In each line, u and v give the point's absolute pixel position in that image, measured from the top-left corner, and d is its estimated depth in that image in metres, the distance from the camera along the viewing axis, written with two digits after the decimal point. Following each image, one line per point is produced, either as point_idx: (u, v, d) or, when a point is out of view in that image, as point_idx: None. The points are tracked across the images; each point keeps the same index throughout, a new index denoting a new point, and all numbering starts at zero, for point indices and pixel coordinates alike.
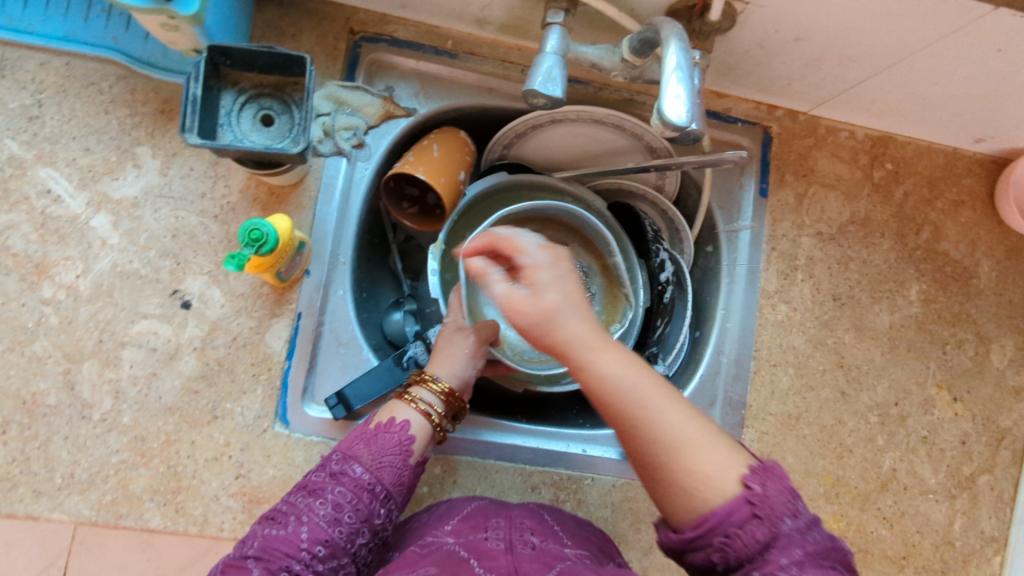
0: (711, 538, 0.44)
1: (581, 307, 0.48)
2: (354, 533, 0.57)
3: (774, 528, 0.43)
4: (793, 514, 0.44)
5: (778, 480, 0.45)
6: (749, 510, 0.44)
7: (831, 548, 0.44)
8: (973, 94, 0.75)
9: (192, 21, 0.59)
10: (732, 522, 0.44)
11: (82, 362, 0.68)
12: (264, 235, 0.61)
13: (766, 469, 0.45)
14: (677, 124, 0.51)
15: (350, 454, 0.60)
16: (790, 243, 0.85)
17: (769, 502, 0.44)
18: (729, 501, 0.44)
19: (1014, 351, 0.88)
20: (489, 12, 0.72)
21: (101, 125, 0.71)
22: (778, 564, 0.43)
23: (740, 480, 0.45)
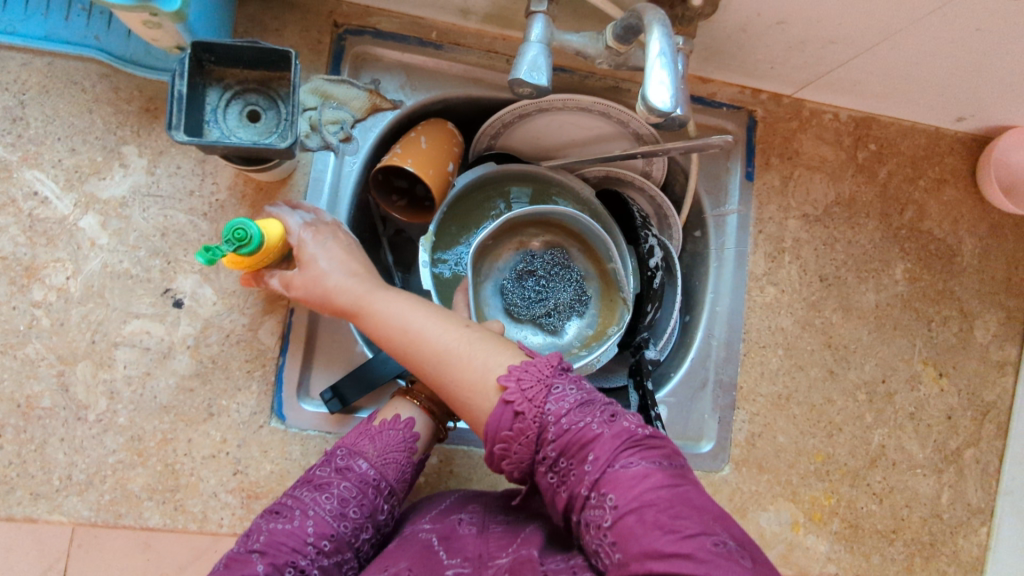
0: (497, 448, 0.53)
1: (335, 263, 0.63)
2: (358, 528, 0.60)
3: (539, 421, 0.52)
4: (556, 402, 0.52)
5: (534, 371, 0.54)
6: (511, 411, 0.52)
7: (607, 426, 0.51)
8: (954, 73, 0.76)
9: (174, 17, 0.58)
10: (503, 426, 0.53)
11: (76, 364, 0.68)
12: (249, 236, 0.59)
13: (520, 367, 0.54)
14: (662, 110, 0.51)
15: (355, 450, 0.63)
16: (776, 225, 0.85)
17: (523, 395, 0.53)
18: (495, 408, 0.53)
19: (997, 326, 0.90)
20: (473, 2, 0.72)
21: (86, 125, 0.70)
22: (582, 489, 0.50)
23: (500, 385, 0.54)
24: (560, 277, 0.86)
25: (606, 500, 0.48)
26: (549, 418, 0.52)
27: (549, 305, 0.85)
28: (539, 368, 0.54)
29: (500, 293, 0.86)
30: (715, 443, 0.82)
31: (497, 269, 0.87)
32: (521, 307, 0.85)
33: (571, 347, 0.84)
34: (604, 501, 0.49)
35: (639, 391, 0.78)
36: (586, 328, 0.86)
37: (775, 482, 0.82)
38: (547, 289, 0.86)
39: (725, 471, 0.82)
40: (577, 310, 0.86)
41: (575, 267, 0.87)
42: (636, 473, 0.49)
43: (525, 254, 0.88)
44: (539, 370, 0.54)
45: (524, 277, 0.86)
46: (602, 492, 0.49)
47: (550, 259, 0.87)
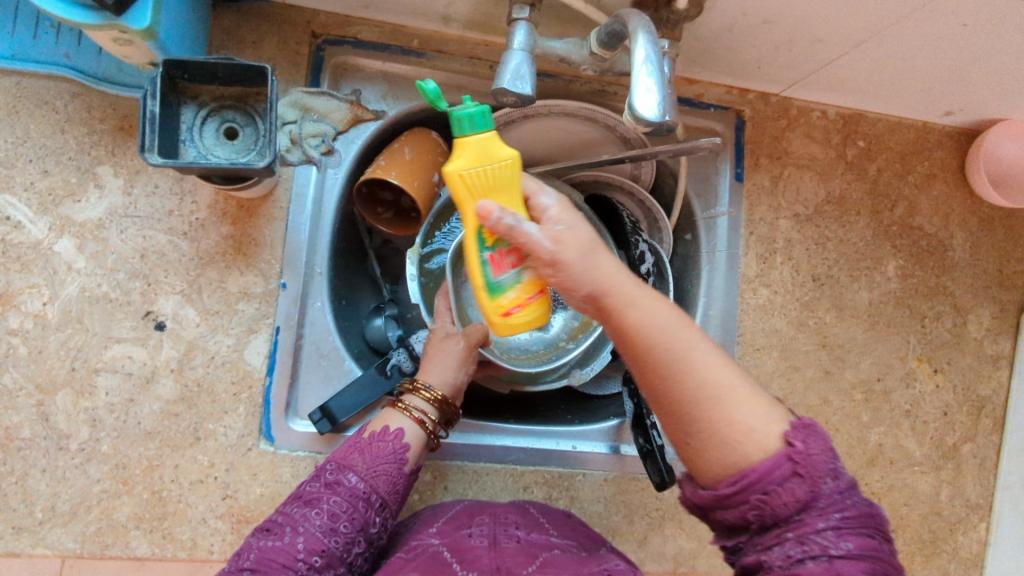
0: (749, 495, 0.45)
1: (602, 248, 0.49)
2: (350, 542, 0.56)
3: (815, 489, 0.44)
4: (833, 476, 0.45)
5: (817, 440, 0.46)
6: (791, 467, 0.45)
7: (873, 516, 0.45)
8: (942, 68, 0.75)
9: (145, 35, 0.56)
10: (772, 479, 0.45)
11: (56, 393, 0.66)
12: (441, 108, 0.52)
13: (804, 426, 0.46)
14: (649, 119, 0.50)
15: (344, 464, 0.59)
16: (768, 226, 0.85)
17: (808, 460, 0.45)
18: (772, 458, 0.45)
19: (990, 320, 0.90)
20: (454, 8, 0.71)
21: (58, 146, 0.68)
22: (816, 527, 0.44)
23: (784, 438, 0.46)
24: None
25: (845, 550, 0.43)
26: (822, 492, 0.44)
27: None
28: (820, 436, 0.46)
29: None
30: None
31: None
32: None
33: None
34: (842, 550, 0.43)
35: (633, 400, 0.76)
36: None
37: None
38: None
39: None
40: (561, 303, 0.84)
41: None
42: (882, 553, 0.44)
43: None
44: (824, 441, 0.46)
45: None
46: (840, 535, 0.43)
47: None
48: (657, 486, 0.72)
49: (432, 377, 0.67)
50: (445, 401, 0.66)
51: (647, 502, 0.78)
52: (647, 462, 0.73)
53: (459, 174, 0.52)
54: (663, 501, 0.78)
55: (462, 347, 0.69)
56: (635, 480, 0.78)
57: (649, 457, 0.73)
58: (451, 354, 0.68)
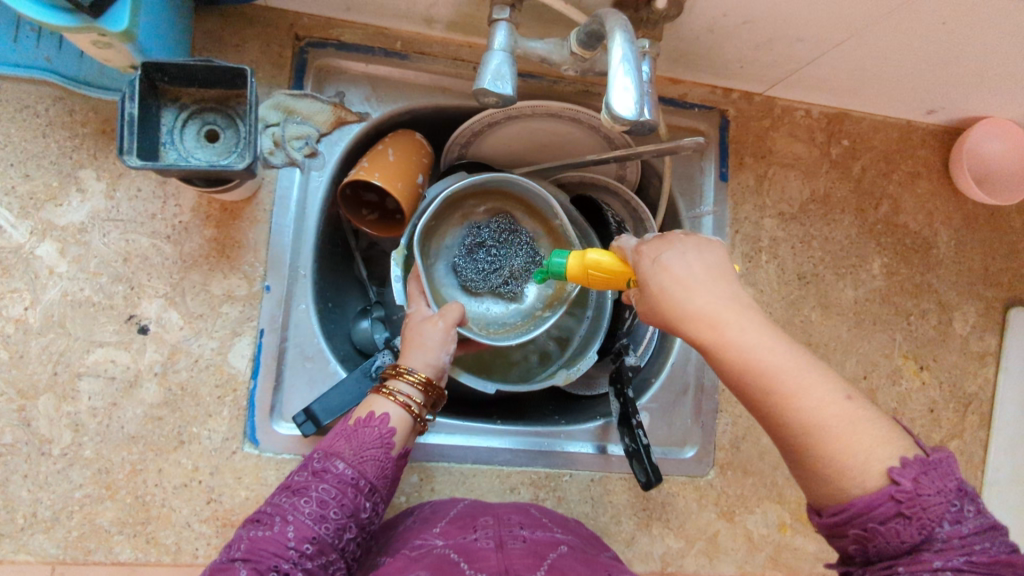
0: (849, 531, 0.42)
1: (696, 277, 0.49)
2: (341, 529, 0.55)
3: (926, 532, 0.40)
4: (954, 519, 0.40)
5: (938, 477, 0.41)
6: (894, 507, 0.40)
7: (1008, 562, 0.40)
8: (924, 66, 0.76)
9: (123, 37, 0.56)
10: (871, 517, 0.41)
11: (38, 398, 0.66)
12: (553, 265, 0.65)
13: (923, 462, 0.41)
14: (626, 118, 0.50)
15: (331, 450, 0.58)
16: (753, 225, 0.85)
17: (920, 502, 0.40)
18: (869, 493, 0.41)
19: (975, 317, 0.90)
20: (436, 10, 0.71)
21: (39, 150, 0.68)
22: (932, 566, 0.39)
23: (887, 474, 0.41)
24: (510, 243, 0.82)
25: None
26: (938, 532, 0.40)
27: (505, 273, 0.81)
28: (952, 466, 0.42)
29: (454, 271, 0.81)
30: (700, 447, 0.81)
31: (446, 247, 0.82)
32: (477, 281, 0.81)
33: (535, 311, 0.82)
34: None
35: (618, 400, 0.76)
36: (546, 287, 0.82)
37: (761, 485, 0.81)
38: (500, 258, 0.82)
39: (711, 475, 0.80)
40: (532, 273, 0.82)
41: (523, 229, 0.83)
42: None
43: (471, 227, 0.83)
44: (943, 478, 0.41)
45: (475, 250, 0.82)
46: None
47: (497, 226, 0.82)
48: (642, 485, 0.72)
49: (415, 362, 0.65)
50: (430, 383, 0.64)
51: (635, 501, 0.78)
52: (633, 461, 0.73)
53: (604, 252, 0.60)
54: (651, 501, 0.78)
55: (442, 327, 0.67)
56: (622, 480, 0.78)
57: (634, 456, 0.73)
58: (431, 335, 0.66)
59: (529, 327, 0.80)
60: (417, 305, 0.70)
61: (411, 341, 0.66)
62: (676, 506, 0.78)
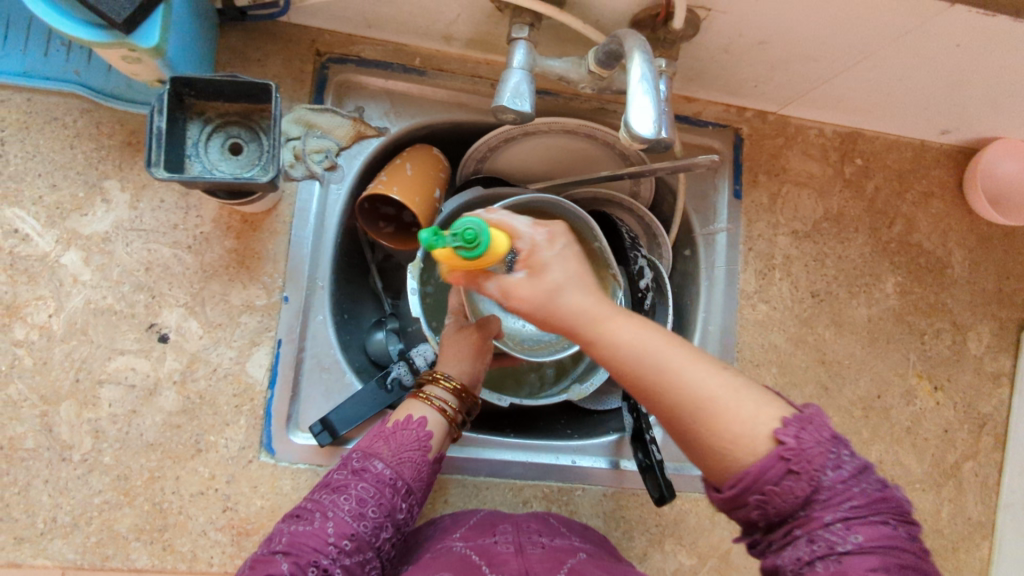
0: (747, 496, 0.44)
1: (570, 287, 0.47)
2: (379, 527, 0.56)
3: (814, 484, 0.42)
4: (835, 465, 0.43)
5: (813, 429, 0.44)
6: (784, 467, 0.43)
7: (882, 497, 0.43)
8: (937, 86, 0.76)
9: (154, 53, 0.58)
10: (766, 480, 0.43)
11: (60, 404, 0.67)
12: (478, 230, 0.46)
13: (798, 420, 0.44)
14: (646, 136, 0.52)
15: (370, 452, 0.60)
16: (767, 242, 0.85)
17: (806, 458, 0.43)
18: (763, 458, 0.43)
19: (990, 337, 0.90)
20: (455, 28, 0.72)
21: (67, 160, 0.69)
22: (823, 521, 0.42)
23: (772, 437, 0.44)
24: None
25: (852, 544, 0.42)
26: (823, 482, 0.43)
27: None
28: (817, 417, 0.45)
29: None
30: None
31: None
32: None
33: None
34: (850, 544, 0.42)
35: (632, 414, 0.76)
36: None
37: None
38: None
39: None
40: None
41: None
42: (894, 540, 0.42)
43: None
44: (819, 430, 0.44)
45: None
46: (847, 527, 0.42)
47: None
48: (656, 501, 0.72)
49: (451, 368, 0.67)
50: (466, 391, 0.66)
51: (648, 517, 0.78)
52: (647, 477, 0.73)
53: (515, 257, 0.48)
54: (663, 517, 0.78)
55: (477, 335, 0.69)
56: (635, 496, 0.78)
57: (648, 471, 0.73)
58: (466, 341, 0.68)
59: None
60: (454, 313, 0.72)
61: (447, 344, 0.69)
62: (688, 522, 0.78)
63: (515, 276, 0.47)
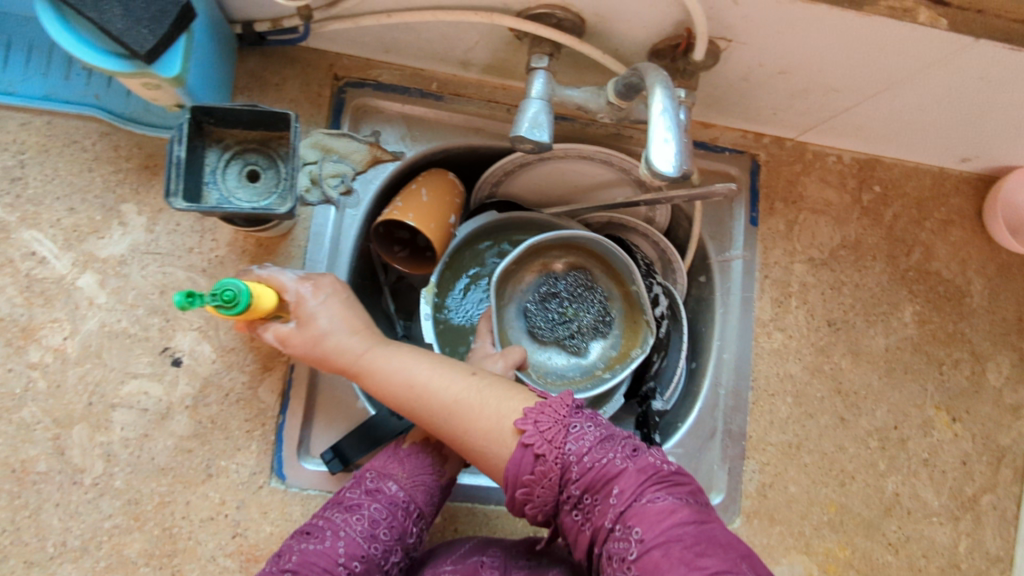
0: (516, 493, 0.54)
1: (329, 335, 0.60)
2: (389, 550, 0.58)
3: (560, 462, 0.52)
4: (577, 440, 0.52)
5: (550, 413, 0.54)
6: (531, 454, 0.53)
7: (626, 461, 0.52)
8: (959, 116, 0.75)
9: (174, 82, 0.58)
10: (523, 471, 0.53)
11: (72, 427, 0.67)
12: (236, 293, 0.54)
13: (536, 408, 0.54)
14: (667, 173, 0.51)
15: (385, 472, 0.62)
16: (782, 270, 0.84)
17: (544, 438, 0.53)
18: (514, 453, 0.53)
19: (1010, 368, 0.89)
20: (473, 54, 0.72)
21: (85, 184, 0.70)
22: (606, 529, 0.50)
23: (515, 430, 0.54)
24: (583, 299, 0.81)
25: (636, 540, 0.48)
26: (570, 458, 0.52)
27: (572, 327, 0.80)
28: (560, 405, 0.55)
29: (523, 315, 0.82)
30: (726, 494, 0.80)
31: (520, 291, 0.82)
32: (544, 330, 0.80)
33: (595, 369, 0.80)
34: (631, 538, 0.48)
35: None
36: (610, 349, 0.81)
37: (787, 534, 0.80)
38: (571, 312, 0.81)
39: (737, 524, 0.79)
40: (600, 332, 0.81)
41: (599, 287, 0.82)
42: (665, 510, 0.49)
43: (548, 276, 0.83)
44: (556, 411, 0.54)
45: (548, 299, 0.81)
46: (627, 526, 0.49)
47: (574, 280, 0.82)
48: None
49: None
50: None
51: None
52: None
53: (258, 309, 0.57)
54: None
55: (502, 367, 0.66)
56: None
57: None
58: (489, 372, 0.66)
59: (586, 384, 0.78)
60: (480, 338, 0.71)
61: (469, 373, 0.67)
62: None
63: (288, 325, 0.61)
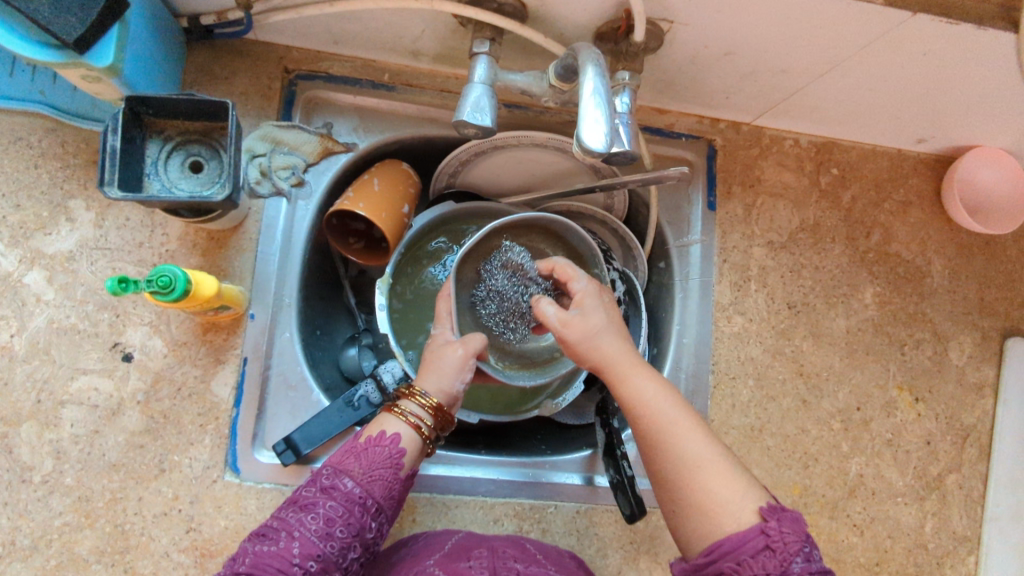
0: (720, 563, 0.48)
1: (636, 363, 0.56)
2: (347, 548, 0.53)
3: (784, 565, 0.46)
4: (806, 557, 0.47)
5: (795, 522, 0.48)
6: (762, 541, 0.47)
7: None
8: (908, 95, 0.75)
9: (110, 72, 0.58)
10: (743, 551, 0.47)
11: (20, 425, 0.66)
12: (173, 278, 0.57)
13: (784, 510, 0.49)
14: (597, 151, 0.51)
15: (341, 468, 0.56)
16: (741, 254, 0.84)
17: (783, 540, 0.47)
18: (743, 532, 0.48)
19: (972, 347, 0.89)
20: (421, 43, 0.72)
21: (32, 180, 0.69)
22: None
23: (755, 514, 0.48)
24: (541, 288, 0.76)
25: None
26: (794, 571, 0.46)
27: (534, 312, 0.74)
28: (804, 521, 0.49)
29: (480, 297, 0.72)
30: None
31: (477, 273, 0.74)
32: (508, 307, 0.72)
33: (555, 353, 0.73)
34: None
35: (604, 429, 0.76)
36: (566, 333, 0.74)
37: None
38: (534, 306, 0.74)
39: None
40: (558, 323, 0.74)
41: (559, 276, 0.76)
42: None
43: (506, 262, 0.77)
44: (800, 525, 0.48)
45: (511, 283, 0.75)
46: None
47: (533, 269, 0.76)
48: (627, 518, 0.71)
49: (428, 384, 0.61)
50: (441, 409, 0.61)
51: (622, 534, 0.76)
52: (618, 494, 0.72)
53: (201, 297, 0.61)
54: (638, 534, 0.76)
55: (463, 354, 0.62)
56: (608, 512, 0.77)
57: (619, 488, 0.72)
58: (449, 360, 0.61)
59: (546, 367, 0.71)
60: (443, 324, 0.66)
61: (429, 362, 0.62)
62: (664, 539, 0.76)
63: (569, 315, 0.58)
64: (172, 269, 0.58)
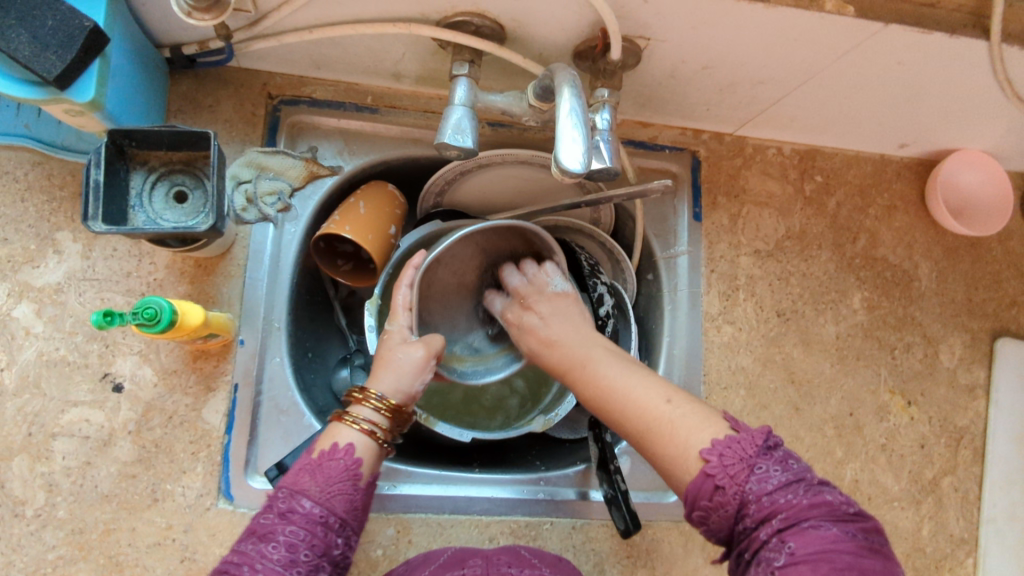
0: (693, 514, 0.47)
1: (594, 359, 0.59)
2: (316, 570, 0.49)
3: (740, 496, 0.44)
4: (761, 479, 0.44)
5: (738, 446, 0.46)
6: (711, 483, 0.45)
7: (813, 504, 0.43)
8: (887, 103, 0.76)
9: (91, 107, 0.58)
10: (702, 498, 0.46)
11: (12, 459, 0.66)
12: (159, 310, 0.57)
13: (722, 442, 0.46)
14: (575, 171, 0.51)
15: (296, 489, 0.51)
16: (729, 263, 0.85)
17: (727, 474, 0.45)
18: (694, 479, 0.46)
19: (962, 348, 0.89)
20: (403, 66, 0.73)
21: (18, 214, 0.69)
22: (761, 540, 0.43)
23: (700, 457, 0.47)
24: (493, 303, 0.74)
25: (786, 555, 0.41)
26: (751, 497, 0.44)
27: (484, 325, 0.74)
28: (754, 437, 0.46)
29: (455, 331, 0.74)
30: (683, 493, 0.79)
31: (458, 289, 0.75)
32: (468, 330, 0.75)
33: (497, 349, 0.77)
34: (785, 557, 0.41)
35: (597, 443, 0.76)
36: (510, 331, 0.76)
37: None
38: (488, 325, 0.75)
39: None
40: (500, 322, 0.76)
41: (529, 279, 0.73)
42: (830, 541, 0.41)
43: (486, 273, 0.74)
44: (744, 447, 0.46)
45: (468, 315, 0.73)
46: (781, 539, 0.42)
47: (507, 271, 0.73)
48: (623, 533, 0.71)
49: (383, 383, 0.60)
50: (398, 410, 0.59)
51: (618, 548, 0.76)
52: (613, 509, 0.72)
53: (190, 325, 0.61)
54: (634, 548, 0.76)
55: (423, 354, 0.62)
56: (603, 526, 0.77)
57: (613, 504, 0.72)
58: (408, 360, 0.61)
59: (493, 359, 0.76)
60: (396, 321, 0.64)
61: (385, 360, 0.61)
62: (661, 552, 0.77)
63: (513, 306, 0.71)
64: (158, 300, 0.58)
